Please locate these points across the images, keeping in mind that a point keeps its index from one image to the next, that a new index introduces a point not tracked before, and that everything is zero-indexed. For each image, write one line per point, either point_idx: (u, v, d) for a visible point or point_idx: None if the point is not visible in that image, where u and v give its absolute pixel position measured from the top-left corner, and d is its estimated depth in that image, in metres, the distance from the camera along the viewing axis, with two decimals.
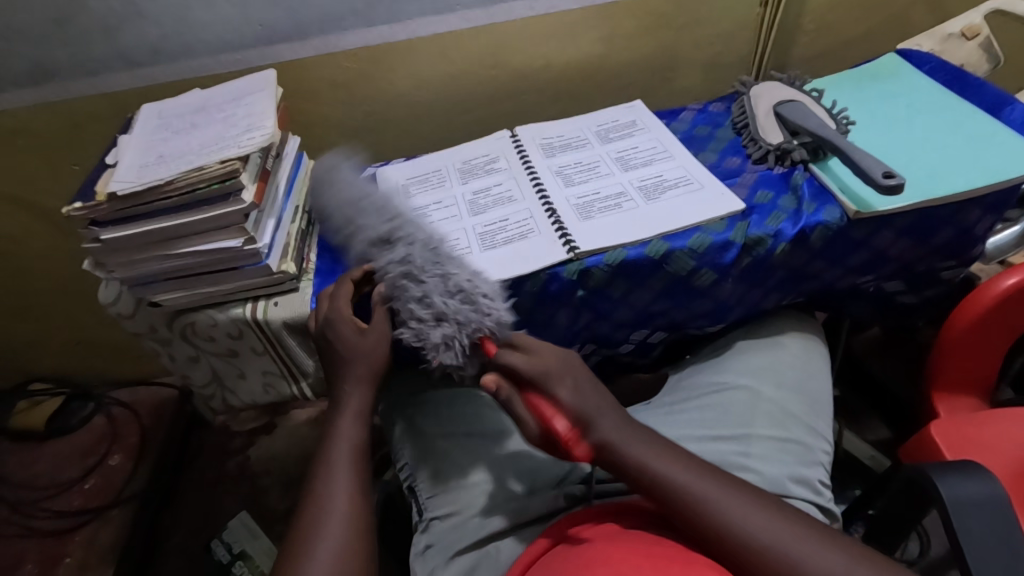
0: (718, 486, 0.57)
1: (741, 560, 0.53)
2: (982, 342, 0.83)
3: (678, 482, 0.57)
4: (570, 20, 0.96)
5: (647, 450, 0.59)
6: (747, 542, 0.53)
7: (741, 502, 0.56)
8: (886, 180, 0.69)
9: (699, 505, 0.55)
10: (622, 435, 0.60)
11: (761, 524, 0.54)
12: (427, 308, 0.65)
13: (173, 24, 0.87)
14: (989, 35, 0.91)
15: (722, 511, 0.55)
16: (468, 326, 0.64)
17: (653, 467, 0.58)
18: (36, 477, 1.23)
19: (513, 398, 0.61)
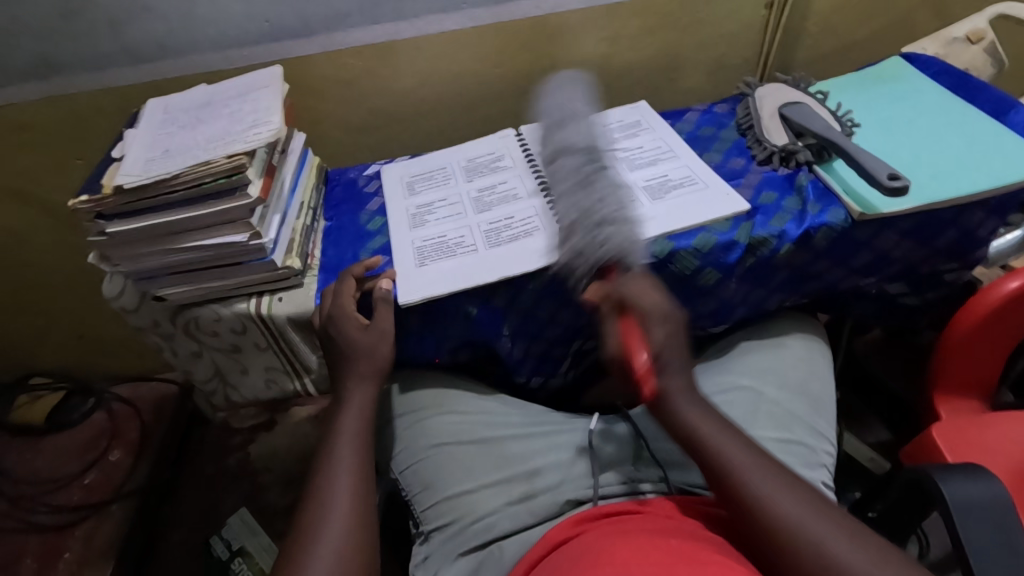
0: (765, 465, 0.55)
1: (761, 536, 0.52)
2: (984, 345, 0.83)
3: (725, 451, 0.56)
4: (576, 19, 0.96)
5: (702, 419, 0.59)
6: (777, 520, 0.52)
7: (784, 482, 0.54)
8: (890, 181, 0.69)
9: (737, 478, 0.55)
10: (684, 400, 0.60)
11: (796, 503, 0.52)
12: (569, 235, 0.70)
13: (180, 19, 0.87)
14: (994, 39, 0.92)
15: (757, 486, 0.54)
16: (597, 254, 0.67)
17: (703, 434, 0.57)
18: (36, 471, 1.23)
19: (609, 320, 0.65)
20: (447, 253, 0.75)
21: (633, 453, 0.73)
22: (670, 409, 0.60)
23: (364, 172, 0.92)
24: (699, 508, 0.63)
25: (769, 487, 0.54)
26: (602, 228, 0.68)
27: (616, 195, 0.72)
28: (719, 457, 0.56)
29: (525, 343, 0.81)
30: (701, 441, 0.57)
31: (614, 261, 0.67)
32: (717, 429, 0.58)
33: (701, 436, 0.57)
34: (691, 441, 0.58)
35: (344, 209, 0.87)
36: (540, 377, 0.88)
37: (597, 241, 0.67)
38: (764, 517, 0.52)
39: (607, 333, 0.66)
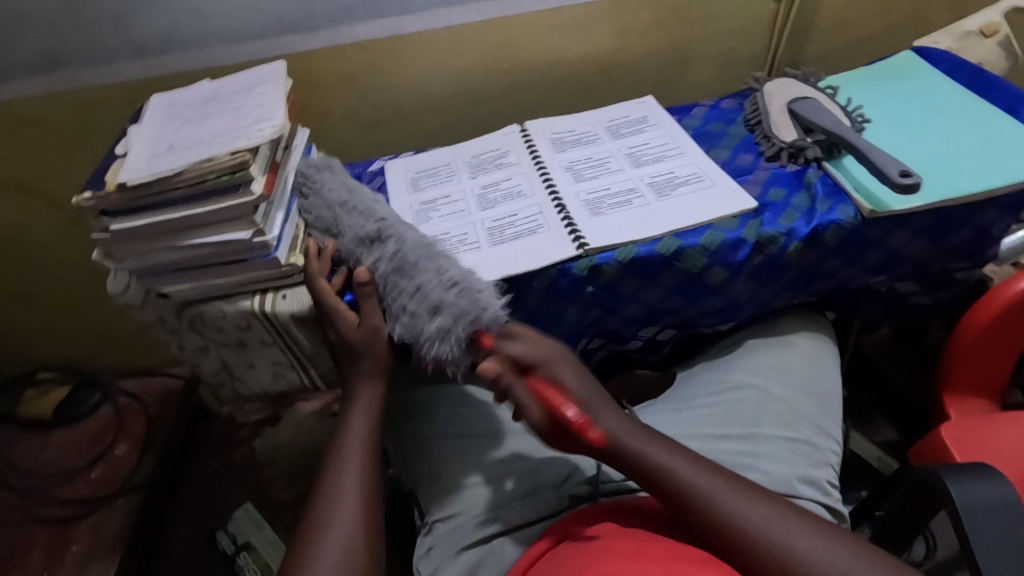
0: (727, 484, 0.56)
1: (749, 556, 0.52)
2: (995, 344, 0.82)
3: (681, 473, 0.57)
4: (582, 13, 0.95)
5: (649, 444, 0.59)
6: (760, 542, 0.52)
7: (742, 494, 0.55)
8: (903, 179, 0.68)
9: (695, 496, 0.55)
10: (632, 432, 0.59)
11: (771, 521, 0.53)
12: (421, 301, 0.63)
13: (183, 13, 0.86)
14: (1008, 32, 0.90)
15: (722, 501, 0.54)
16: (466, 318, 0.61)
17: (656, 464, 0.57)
18: (44, 464, 1.24)
19: (517, 386, 0.60)
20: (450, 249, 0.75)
21: None
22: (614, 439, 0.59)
23: (369, 169, 0.91)
24: None
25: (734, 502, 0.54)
26: (457, 294, 0.62)
27: (440, 260, 0.66)
28: (674, 484, 0.56)
29: None
30: (654, 465, 0.57)
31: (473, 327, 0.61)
32: (664, 453, 0.58)
33: (660, 466, 0.57)
34: (643, 470, 0.58)
35: None
36: None
37: (455, 311, 0.61)
38: (731, 528, 0.53)
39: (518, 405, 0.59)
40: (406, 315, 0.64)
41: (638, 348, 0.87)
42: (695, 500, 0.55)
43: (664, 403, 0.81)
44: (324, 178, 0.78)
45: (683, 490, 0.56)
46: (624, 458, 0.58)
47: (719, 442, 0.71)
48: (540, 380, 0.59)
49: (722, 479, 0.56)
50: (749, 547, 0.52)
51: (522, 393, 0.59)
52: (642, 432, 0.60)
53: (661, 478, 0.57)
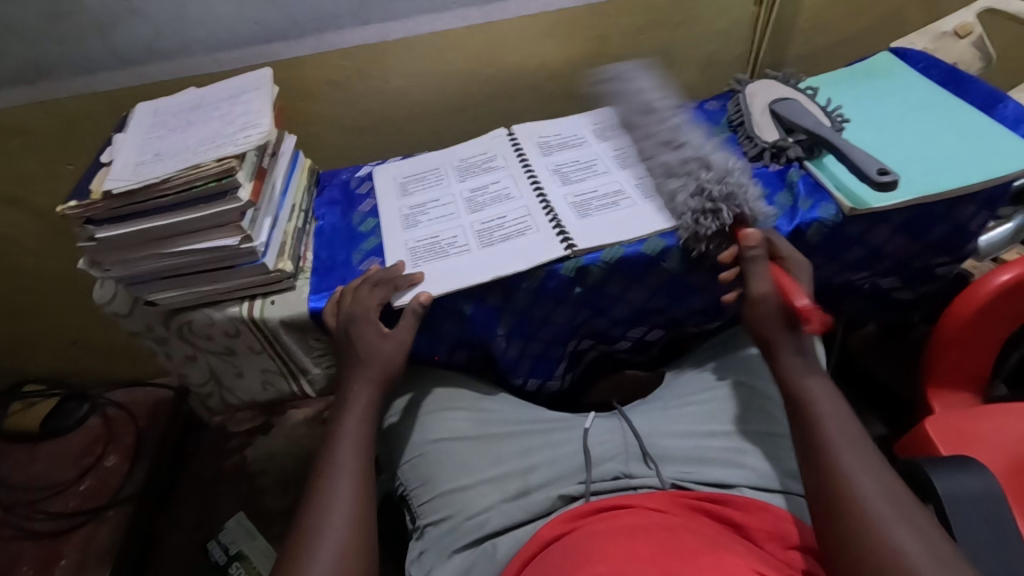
0: (866, 463, 0.55)
1: (833, 505, 0.53)
2: (976, 336, 0.83)
3: (838, 441, 0.57)
4: (567, 17, 0.96)
5: (828, 415, 0.59)
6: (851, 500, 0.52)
7: (888, 487, 0.53)
8: (880, 176, 0.69)
9: (835, 463, 0.55)
10: (825, 400, 0.60)
11: (877, 493, 0.52)
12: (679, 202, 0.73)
13: (168, 21, 0.86)
14: (982, 33, 0.92)
15: (842, 462, 0.55)
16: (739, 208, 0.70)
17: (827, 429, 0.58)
18: (31, 478, 1.22)
19: (756, 266, 0.67)
20: (441, 253, 0.75)
21: (625, 449, 0.73)
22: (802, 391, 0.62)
23: (357, 174, 0.91)
24: (689, 502, 0.63)
25: (865, 486, 0.52)
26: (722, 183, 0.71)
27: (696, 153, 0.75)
28: (824, 446, 0.57)
29: (520, 342, 0.82)
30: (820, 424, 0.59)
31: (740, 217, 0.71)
32: (839, 426, 0.58)
33: (824, 429, 0.58)
34: (813, 426, 0.59)
35: (337, 210, 0.86)
36: (536, 380, 0.88)
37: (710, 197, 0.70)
38: (846, 501, 0.52)
39: (753, 274, 0.67)
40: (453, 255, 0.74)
41: (628, 348, 0.89)
42: (820, 449, 0.57)
43: (653, 402, 0.81)
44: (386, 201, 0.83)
45: (829, 454, 0.56)
46: (802, 412, 0.61)
47: (703, 440, 0.72)
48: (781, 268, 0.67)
49: (876, 471, 0.54)
50: (839, 507, 0.52)
51: (760, 266, 0.67)
52: (835, 403, 0.60)
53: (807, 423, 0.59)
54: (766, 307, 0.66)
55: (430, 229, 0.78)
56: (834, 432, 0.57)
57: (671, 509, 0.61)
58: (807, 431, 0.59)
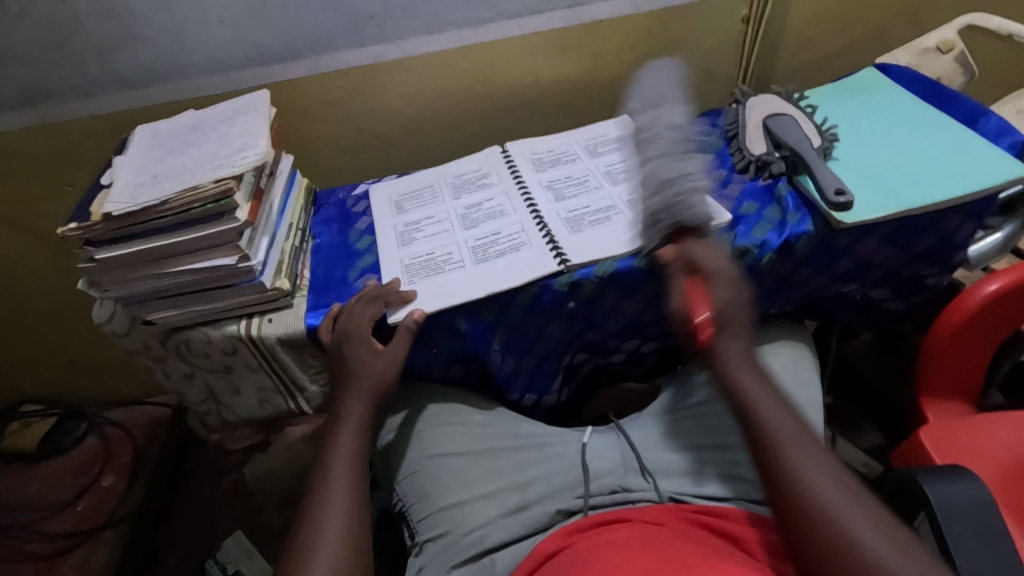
0: (792, 423, 0.57)
1: (770, 473, 0.55)
2: (967, 344, 0.84)
3: (768, 414, 0.58)
4: (557, 37, 0.98)
5: (755, 389, 0.60)
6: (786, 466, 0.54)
7: (820, 459, 0.54)
8: (837, 197, 0.72)
9: (785, 466, 0.54)
10: (767, 406, 0.59)
11: (812, 464, 0.54)
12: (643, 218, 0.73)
13: (168, 46, 0.88)
14: (963, 48, 0.94)
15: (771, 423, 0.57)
16: (676, 212, 0.71)
17: (772, 434, 0.56)
18: (27, 499, 1.22)
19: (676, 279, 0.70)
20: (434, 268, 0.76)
21: (623, 463, 0.74)
22: (744, 396, 0.60)
23: (353, 192, 0.93)
24: (686, 516, 0.63)
25: (802, 461, 0.54)
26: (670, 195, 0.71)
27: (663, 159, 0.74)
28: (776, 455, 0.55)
29: (515, 357, 0.82)
30: (765, 430, 0.57)
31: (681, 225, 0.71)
32: (788, 434, 0.56)
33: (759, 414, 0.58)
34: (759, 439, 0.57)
35: (334, 228, 0.88)
36: (532, 396, 0.88)
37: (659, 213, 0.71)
38: (804, 506, 0.51)
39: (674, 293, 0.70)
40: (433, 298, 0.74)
41: (621, 360, 0.90)
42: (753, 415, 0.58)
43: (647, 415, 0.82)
44: (386, 221, 0.85)
45: (768, 437, 0.56)
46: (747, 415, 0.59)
47: (698, 453, 0.73)
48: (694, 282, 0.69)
49: (832, 475, 0.53)
50: (779, 477, 0.54)
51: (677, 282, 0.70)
52: (772, 412, 0.59)
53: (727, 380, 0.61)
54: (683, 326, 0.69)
55: (426, 247, 0.80)
56: (758, 394, 0.59)
57: (668, 520, 0.62)
58: (756, 442, 0.57)
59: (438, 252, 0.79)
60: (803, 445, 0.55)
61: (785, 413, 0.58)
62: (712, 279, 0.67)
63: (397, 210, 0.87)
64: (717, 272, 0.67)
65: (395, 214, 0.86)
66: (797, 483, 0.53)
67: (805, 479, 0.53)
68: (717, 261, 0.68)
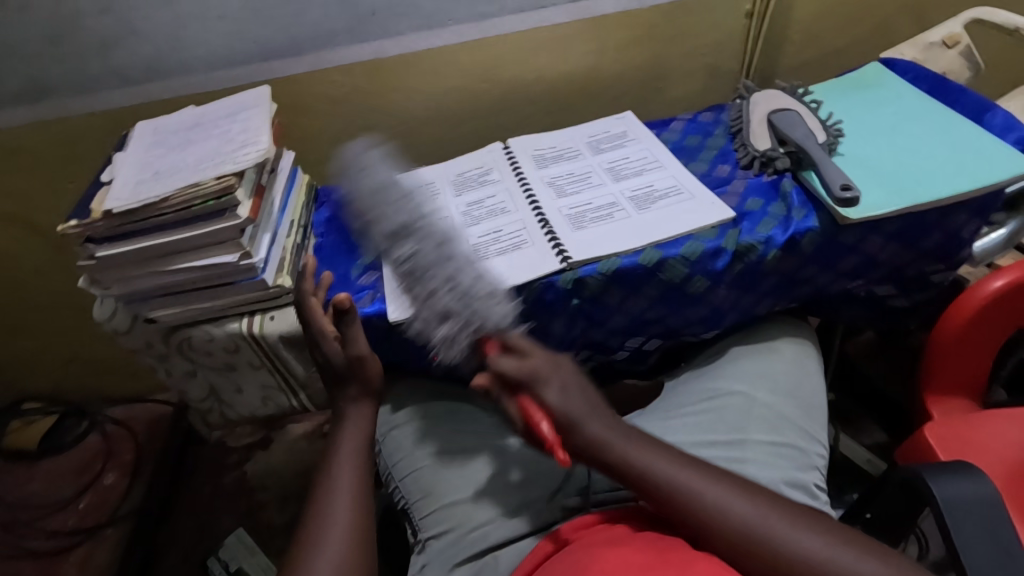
0: (691, 472, 0.57)
1: (715, 539, 0.54)
2: (972, 340, 0.84)
3: (669, 474, 0.57)
4: (560, 33, 0.98)
5: (639, 449, 0.59)
6: (726, 524, 0.54)
7: (738, 490, 0.56)
8: (843, 192, 0.71)
9: (716, 518, 0.54)
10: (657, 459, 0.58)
11: (746, 508, 0.54)
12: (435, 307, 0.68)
13: (168, 41, 0.88)
14: (970, 42, 0.93)
15: (677, 480, 0.56)
16: (472, 323, 0.67)
17: (681, 484, 0.56)
18: (29, 496, 1.22)
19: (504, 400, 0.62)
20: (420, 280, 0.70)
21: None
22: (637, 467, 0.58)
23: None
24: None
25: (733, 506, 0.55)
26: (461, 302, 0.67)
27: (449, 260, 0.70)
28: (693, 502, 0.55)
29: None
30: (675, 488, 0.56)
31: (478, 334, 0.67)
32: (697, 483, 0.56)
33: (664, 478, 0.57)
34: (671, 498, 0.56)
35: (336, 225, 0.87)
36: None
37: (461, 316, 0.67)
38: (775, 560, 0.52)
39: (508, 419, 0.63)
40: (419, 319, 0.70)
41: (624, 359, 0.88)
42: (657, 485, 0.57)
43: (655, 410, 0.82)
44: None
45: (692, 499, 0.55)
46: (651, 486, 0.57)
47: (704, 450, 0.72)
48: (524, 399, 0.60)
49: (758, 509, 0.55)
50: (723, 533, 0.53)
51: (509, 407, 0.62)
52: (644, 445, 0.60)
53: (608, 455, 0.58)
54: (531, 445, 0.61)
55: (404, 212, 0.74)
56: (642, 454, 0.58)
57: None
58: (672, 510, 0.56)
59: None
60: (722, 493, 0.56)
61: (664, 454, 0.59)
62: (535, 385, 0.61)
63: None
64: (537, 376, 0.61)
65: None
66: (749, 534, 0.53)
67: (712, 507, 0.55)
68: (516, 364, 0.61)
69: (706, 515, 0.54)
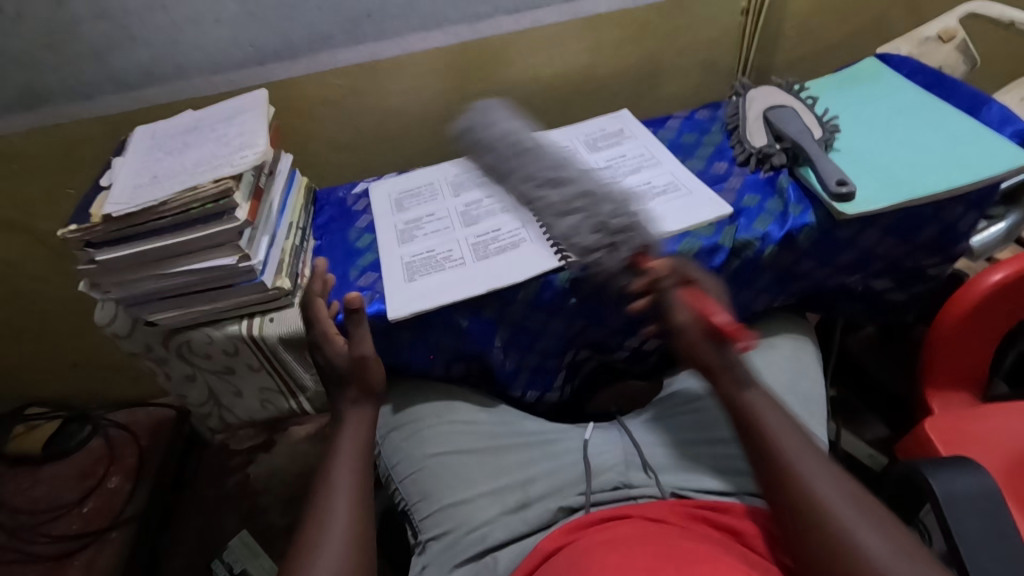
0: (806, 449, 0.60)
1: (792, 505, 0.57)
2: (971, 334, 0.84)
3: (780, 437, 0.60)
4: (555, 32, 0.98)
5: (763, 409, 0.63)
6: (805, 499, 0.56)
7: (834, 479, 0.57)
8: (839, 187, 0.72)
9: (800, 489, 0.57)
10: (770, 415, 0.62)
11: (833, 492, 0.56)
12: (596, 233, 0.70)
13: (165, 45, 0.88)
14: (965, 36, 0.93)
15: (787, 446, 0.60)
16: (632, 240, 0.69)
17: (788, 451, 0.60)
18: (33, 501, 1.22)
19: (671, 294, 0.68)
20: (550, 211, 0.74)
21: (625, 459, 0.73)
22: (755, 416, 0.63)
23: (353, 191, 0.93)
24: (690, 512, 0.63)
25: (820, 489, 0.56)
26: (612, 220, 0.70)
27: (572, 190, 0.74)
28: (776, 460, 0.60)
29: (517, 354, 0.82)
30: (779, 451, 0.60)
31: (642, 249, 0.69)
32: (803, 455, 0.59)
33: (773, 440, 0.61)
34: (764, 446, 0.61)
35: (334, 227, 0.87)
36: (535, 393, 0.89)
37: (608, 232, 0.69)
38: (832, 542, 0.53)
39: (670, 307, 0.67)
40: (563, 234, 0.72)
41: (623, 358, 0.90)
42: (766, 440, 0.61)
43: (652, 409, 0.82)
44: (385, 218, 0.85)
45: (788, 465, 0.59)
46: (759, 443, 0.61)
47: (701, 448, 0.72)
48: (696, 290, 0.67)
49: (842, 496, 0.56)
50: (800, 508, 0.56)
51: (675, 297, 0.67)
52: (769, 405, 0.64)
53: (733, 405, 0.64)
54: (694, 333, 0.66)
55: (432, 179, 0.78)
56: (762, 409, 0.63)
57: (670, 516, 0.62)
58: (767, 467, 0.60)
59: (436, 249, 0.78)
60: (818, 475, 0.57)
61: (788, 423, 0.62)
62: (702, 289, 0.68)
63: (396, 208, 0.87)
64: (702, 285, 0.69)
65: (395, 212, 0.86)
66: (817, 514, 0.55)
67: (799, 482, 0.57)
68: (702, 276, 0.70)
69: (794, 485, 0.57)
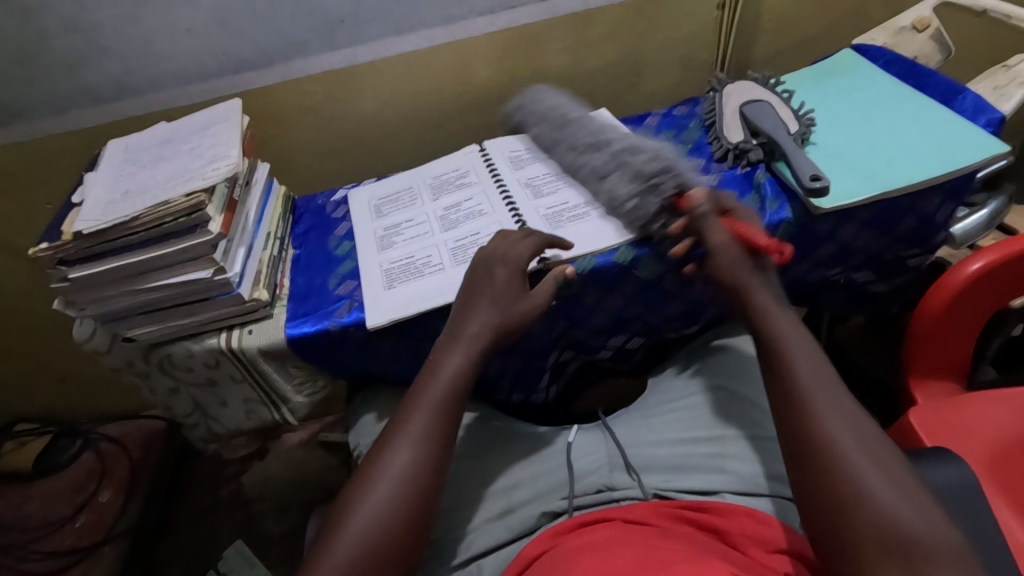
0: (827, 382, 0.57)
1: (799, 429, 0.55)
2: (953, 323, 0.84)
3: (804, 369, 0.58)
4: (531, 33, 0.97)
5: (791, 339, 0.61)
6: (815, 426, 0.54)
7: (845, 410, 0.55)
8: (812, 182, 0.71)
9: (809, 414, 0.55)
10: (800, 351, 0.60)
11: (845, 424, 0.54)
12: (633, 183, 0.72)
13: (137, 57, 0.87)
14: (939, 25, 0.93)
15: (803, 373, 0.58)
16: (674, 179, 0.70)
17: (804, 379, 0.57)
18: (23, 518, 1.20)
19: (710, 220, 0.68)
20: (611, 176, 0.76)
21: (609, 460, 0.73)
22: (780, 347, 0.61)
23: (333, 198, 0.92)
24: (671, 512, 0.63)
25: (833, 421, 0.54)
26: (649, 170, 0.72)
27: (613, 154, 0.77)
28: (800, 396, 0.57)
29: (501, 358, 0.82)
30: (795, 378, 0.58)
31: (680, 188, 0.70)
32: (822, 387, 0.57)
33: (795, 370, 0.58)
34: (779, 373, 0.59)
35: (313, 236, 0.87)
36: (520, 395, 0.89)
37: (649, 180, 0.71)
38: (830, 467, 0.52)
39: (708, 227, 0.68)
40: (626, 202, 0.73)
41: (608, 357, 0.90)
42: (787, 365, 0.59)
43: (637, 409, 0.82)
44: (364, 226, 0.85)
45: (804, 395, 0.56)
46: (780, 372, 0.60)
47: (683, 448, 0.72)
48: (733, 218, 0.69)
49: (855, 428, 0.54)
50: (809, 431, 0.54)
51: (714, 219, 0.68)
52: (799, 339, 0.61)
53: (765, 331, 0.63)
54: (729, 258, 0.67)
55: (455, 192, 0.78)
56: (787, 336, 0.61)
57: (651, 518, 0.62)
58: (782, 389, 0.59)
59: (417, 254, 0.78)
60: (838, 406, 0.55)
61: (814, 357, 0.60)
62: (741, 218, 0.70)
63: (375, 215, 0.86)
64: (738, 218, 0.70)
65: (374, 218, 0.86)
66: (825, 438, 0.53)
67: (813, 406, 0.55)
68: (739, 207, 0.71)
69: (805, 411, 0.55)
